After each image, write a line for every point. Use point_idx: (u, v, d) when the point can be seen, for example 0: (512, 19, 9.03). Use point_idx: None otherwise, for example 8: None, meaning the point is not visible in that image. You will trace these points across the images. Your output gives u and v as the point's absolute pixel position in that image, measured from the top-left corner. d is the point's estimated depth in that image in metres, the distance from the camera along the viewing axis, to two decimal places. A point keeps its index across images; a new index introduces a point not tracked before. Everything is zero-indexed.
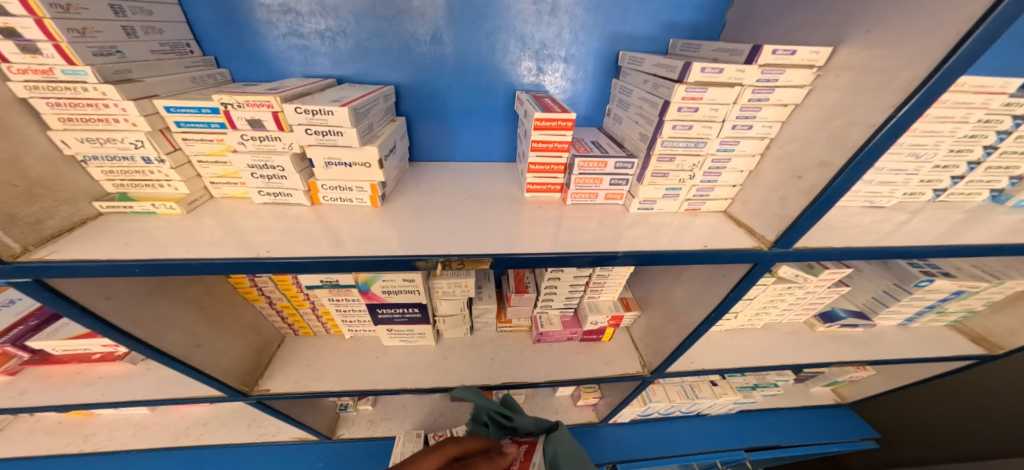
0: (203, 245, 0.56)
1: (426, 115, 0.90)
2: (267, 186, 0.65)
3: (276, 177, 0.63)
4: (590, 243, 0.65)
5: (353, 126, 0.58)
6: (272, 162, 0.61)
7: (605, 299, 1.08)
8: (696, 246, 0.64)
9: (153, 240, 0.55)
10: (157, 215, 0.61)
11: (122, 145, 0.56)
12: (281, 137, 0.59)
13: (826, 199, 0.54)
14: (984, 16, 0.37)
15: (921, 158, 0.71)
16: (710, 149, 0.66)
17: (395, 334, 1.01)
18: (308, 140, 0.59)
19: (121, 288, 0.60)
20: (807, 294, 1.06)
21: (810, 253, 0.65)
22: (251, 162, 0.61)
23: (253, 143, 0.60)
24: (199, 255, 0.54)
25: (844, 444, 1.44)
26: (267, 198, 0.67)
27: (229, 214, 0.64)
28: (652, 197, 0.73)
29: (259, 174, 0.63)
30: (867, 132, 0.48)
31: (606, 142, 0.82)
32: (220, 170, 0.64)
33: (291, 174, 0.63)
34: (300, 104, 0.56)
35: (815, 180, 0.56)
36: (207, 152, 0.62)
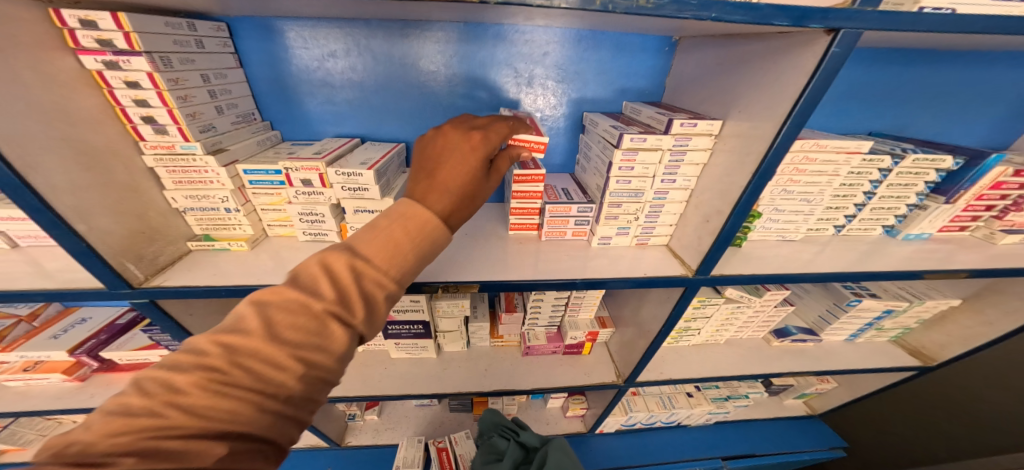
0: (266, 274, 0.76)
1: None
2: (309, 228, 0.85)
3: (318, 221, 0.84)
4: (556, 272, 0.84)
5: (376, 184, 0.78)
6: (318, 210, 0.82)
7: (583, 317, 1.25)
8: (638, 274, 0.83)
9: (231, 271, 0.76)
10: (232, 251, 0.82)
11: (213, 200, 0.77)
12: (324, 192, 0.79)
13: (724, 236, 0.74)
14: (785, 119, 0.59)
15: (811, 202, 0.90)
16: (647, 197, 0.85)
17: (402, 347, 1.18)
18: (343, 194, 0.79)
19: (200, 306, 0.82)
20: (757, 313, 1.21)
21: (727, 279, 0.83)
22: (301, 210, 0.81)
23: (304, 197, 0.79)
24: (265, 281, 0.74)
25: (814, 454, 1.54)
26: (309, 238, 0.86)
27: (281, 250, 0.84)
28: (608, 235, 0.92)
29: (305, 219, 0.83)
30: (739, 190, 0.69)
31: (573, 190, 1.02)
32: (276, 215, 0.84)
33: (328, 219, 0.83)
34: (339, 168, 0.76)
35: (716, 224, 0.76)
36: (269, 202, 0.82)
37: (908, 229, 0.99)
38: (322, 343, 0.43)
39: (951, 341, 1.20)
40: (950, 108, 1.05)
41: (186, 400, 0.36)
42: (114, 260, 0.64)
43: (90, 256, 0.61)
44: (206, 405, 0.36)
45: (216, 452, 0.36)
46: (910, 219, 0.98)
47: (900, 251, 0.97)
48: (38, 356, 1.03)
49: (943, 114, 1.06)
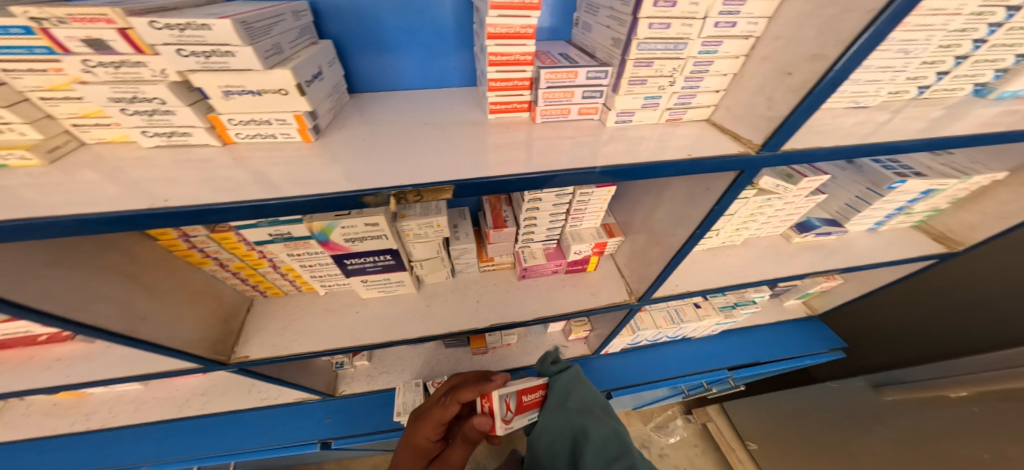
0: (90, 200, 0.46)
1: (362, 41, 0.77)
2: (151, 125, 0.54)
3: (159, 113, 0.53)
4: (565, 165, 0.58)
5: (246, 43, 0.48)
6: (144, 94, 0.50)
7: (587, 227, 1.04)
8: (676, 157, 0.59)
9: (20, 199, 0.45)
10: (8, 168, 0.51)
11: None
12: (144, 62, 0.48)
13: (821, 93, 0.47)
14: None
15: (909, 52, 0.66)
16: (691, 51, 0.58)
17: (372, 286, 0.96)
18: (187, 64, 0.49)
19: (14, 260, 0.51)
20: (785, 205, 0.97)
21: (797, 156, 0.58)
22: (113, 95, 0.50)
23: (105, 70, 0.48)
24: (82, 210, 0.44)
25: (814, 357, 1.56)
26: (159, 140, 0.57)
27: (121, 165, 0.54)
28: (630, 108, 0.64)
29: (132, 110, 0.52)
30: (864, 19, 0.41)
31: (575, 54, 0.72)
32: (77, 108, 0.53)
33: (177, 107, 0.52)
34: (155, 16, 0.44)
35: (806, 75, 0.48)
36: (47, 86, 0.50)
37: (1004, 87, 0.80)
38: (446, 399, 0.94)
39: (985, 221, 1.06)
40: None
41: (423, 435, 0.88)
42: None
43: None
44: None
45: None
46: (1012, 73, 0.78)
47: (977, 114, 0.77)
48: None
49: None
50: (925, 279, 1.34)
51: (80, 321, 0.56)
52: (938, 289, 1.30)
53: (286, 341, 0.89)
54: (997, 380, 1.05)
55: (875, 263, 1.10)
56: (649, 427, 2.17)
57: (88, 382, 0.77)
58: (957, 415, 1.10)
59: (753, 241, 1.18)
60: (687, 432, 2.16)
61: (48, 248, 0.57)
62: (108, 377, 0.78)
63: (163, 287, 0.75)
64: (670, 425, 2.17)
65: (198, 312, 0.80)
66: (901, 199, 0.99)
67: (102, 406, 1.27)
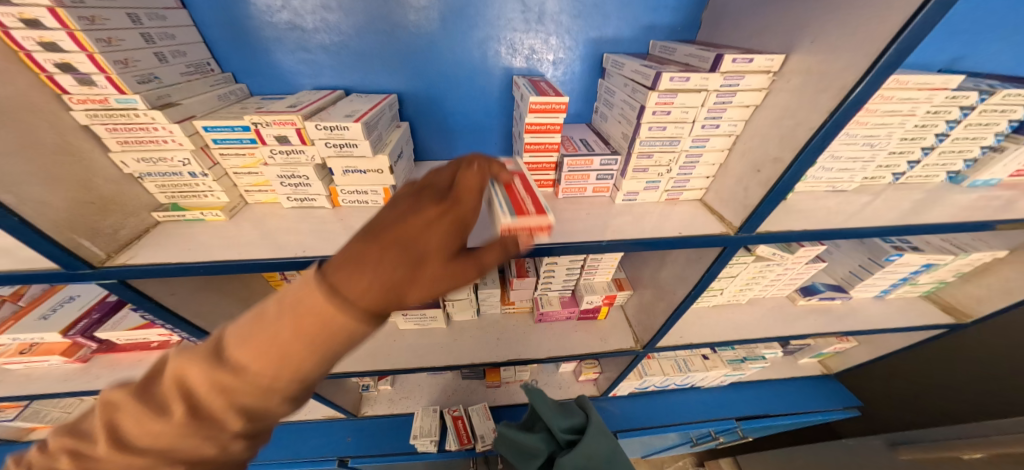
0: (245, 247, 0.67)
1: (426, 120, 0.99)
2: (294, 193, 0.75)
3: (302, 185, 0.74)
4: (578, 235, 0.73)
5: (366, 139, 0.68)
6: (299, 172, 0.71)
7: (599, 280, 1.17)
8: (671, 233, 0.73)
9: (204, 245, 0.66)
10: (206, 221, 0.72)
11: (171, 163, 0.66)
12: (304, 150, 0.69)
13: (780, 189, 0.61)
14: (898, 35, 0.43)
15: (875, 146, 0.79)
16: (684, 146, 0.74)
17: (411, 319, 1.11)
18: (327, 152, 0.69)
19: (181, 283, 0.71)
20: (787, 269, 1.05)
21: (775, 236, 0.71)
22: (280, 174, 0.71)
23: (281, 156, 0.69)
24: (244, 256, 0.64)
25: (825, 413, 1.50)
26: (295, 203, 0.77)
27: (265, 221, 0.75)
28: (634, 190, 0.80)
29: (287, 183, 0.73)
30: (808, 133, 0.56)
31: (593, 140, 0.90)
32: (253, 180, 0.75)
33: (314, 182, 0.73)
34: (319, 121, 0.65)
35: (771, 173, 0.63)
36: (241, 165, 0.72)
37: (975, 176, 0.90)
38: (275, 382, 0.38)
39: (990, 296, 1.09)
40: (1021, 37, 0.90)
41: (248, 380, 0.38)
42: (60, 236, 0.54)
43: (39, 240, 0.52)
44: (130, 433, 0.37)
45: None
46: (981, 163, 0.89)
47: (955, 200, 0.87)
48: (31, 338, 0.92)
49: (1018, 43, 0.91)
50: (952, 340, 1.31)
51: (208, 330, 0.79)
52: (952, 352, 1.31)
53: (335, 360, 1.04)
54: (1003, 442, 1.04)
55: (879, 328, 1.15)
56: None
57: None
58: None
59: (759, 300, 1.25)
60: None
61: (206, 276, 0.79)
62: None
63: None
64: None
65: None
66: (902, 270, 1.05)
67: None
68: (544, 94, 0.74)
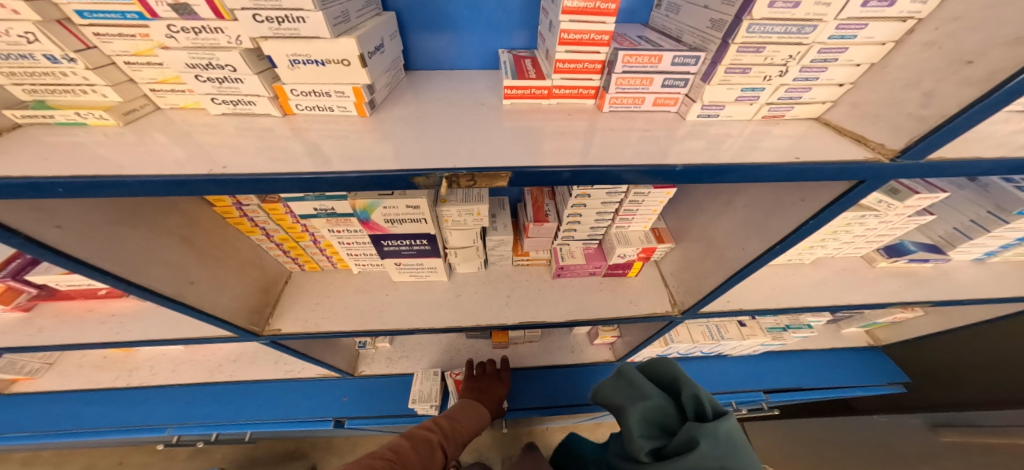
0: (144, 161, 0.44)
1: (422, 15, 0.72)
2: (220, 92, 0.52)
3: (229, 81, 0.50)
4: (630, 160, 0.51)
5: (318, 9, 0.44)
6: (218, 60, 0.47)
7: (635, 230, 0.96)
8: (777, 158, 0.49)
9: (85, 157, 0.44)
10: (88, 127, 0.50)
11: (10, 39, 0.43)
12: (222, 28, 0.45)
13: (1013, 90, 0.35)
14: None
15: None
16: (818, 37, 0.46)
17: (405, 269, 0.93)
18: (260, 31, 0.45)
19: (67, 213, 0.49)
20: (880, 224, 0.83)
21: (943, 166, 0.47)
22: (190, 61, 0.47)
23: (186, 36, 0.45)
24: (136, 171, 0.42)
25: (867, 388, 1.39)
26: (226, 108, 0.54)
27: (188, 129, 0.52)
28: (720, 101, 0.54)
29: (205, 77, 0.49)
30: None
31: (656, 37, 0.63)
32: (157, 74, 0.51)
33: (246, 76, 0.49)
34: None
35: (995, 64, 0.36)
36: (133, 51, 0.48)
37: None
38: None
39: None
40: None
41: None
42: None
43: None
44: None
45: None
46: None
47: None
48: None
49: None
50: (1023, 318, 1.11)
51: (135, 280, 0.57)
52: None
53: (316, 318, 0.88)
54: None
55: (974, 298, 0.94)
56: None
57: (142, 340, 0.80)
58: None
59: (826, 260, 1.05)
60: None
61: (121, 205, 0.57)
62: (156, 336, 0.81)
63: (215, 252, 0.76)
64: None
65: (242, 279, 0.81)
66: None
67: (144, 364, 1.37)
68: None
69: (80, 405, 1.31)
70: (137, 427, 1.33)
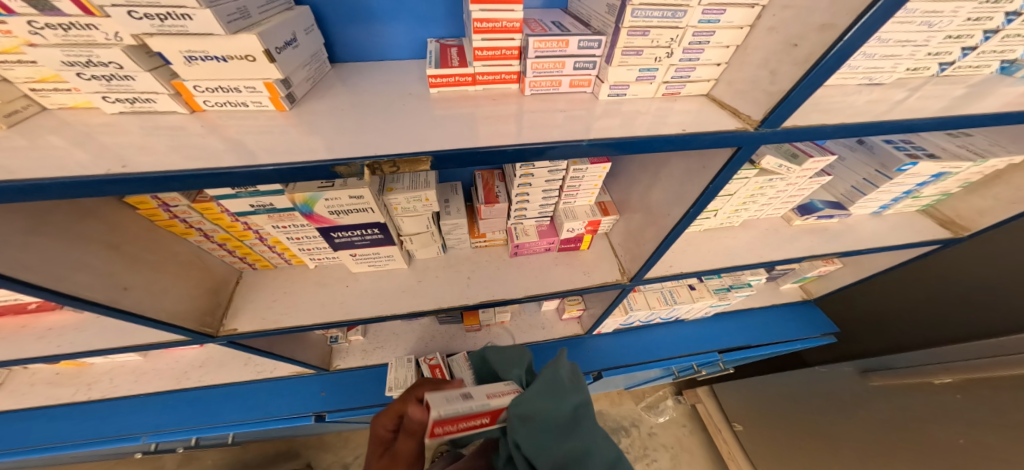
0: (46, 164, 0.44)
1: (349, 9, 0.72)
2: (111, 90, 0.51)
3: (117, 78, 0.49)
4: (544, 137, 0.55)
5: (205, 6, 0.44)
6: (99, 57, 0.47)
7: (581, 205, 1.02)
8: (670, 131, 0.56)
9: None
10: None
11: None
12: (95, 24, 0.44)
13: (830, 62, 0.43)
14: None
15: (934, 26, 0.59)
16: (690, 21, 0.53)
17: (362, 260, 0.95)
18: (143, 28, 0.45)
19: None
20: (789, 186, 0.95)
21: (798, 132, 0.55)
22: (66, 59, 0.46)
23: (54, 33, 0.44)
24: (37, 175, 0.42)
25: (807, 341, 1.54)
26: (122, 106, 0.53)
27: (87, 131, 0.51)
28: (624, 81, 0.61)
29: (89, 75, 0.48)
30: None
31: (569, 22, 0.67)
32: (34, 73, 0.49)
33: (136, 73, 0.49)
34: None
35: (814, 46, 0.45)
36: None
37: None
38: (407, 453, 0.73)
39: (995, 206, 1.00)
40: None
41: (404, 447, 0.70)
42: None
43: None
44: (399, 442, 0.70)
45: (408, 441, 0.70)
46: None
47: (1006, 93, 0.68)
48: None
49: None
50: (943, 260, 1.25)
51: (58, 288, 0.55)
52: (929, 274, 1.29)
53: (274, 314, 0.89)
54: (979, 367, 1.05)
55: (875, 246, 1.07)
56: (640, 407, 2.24)
57: (84, 351, 0.78)
58: (944, 402, 1.11)
59: (753, 223, 1.15)
60: (676, 413, 2.24)
61: (23, 213, 0.54)
62: (99, 347, 0.79)
63: (147, 257, 0.74)
64: (660, 405, 2.25)
65: (184, 282, 0.80)
66: (910, 182, 0.96)
67: (102, 377, 1.33)
68: None
69: (38, 424, 1.27)
70: (108, 438, 1.31)
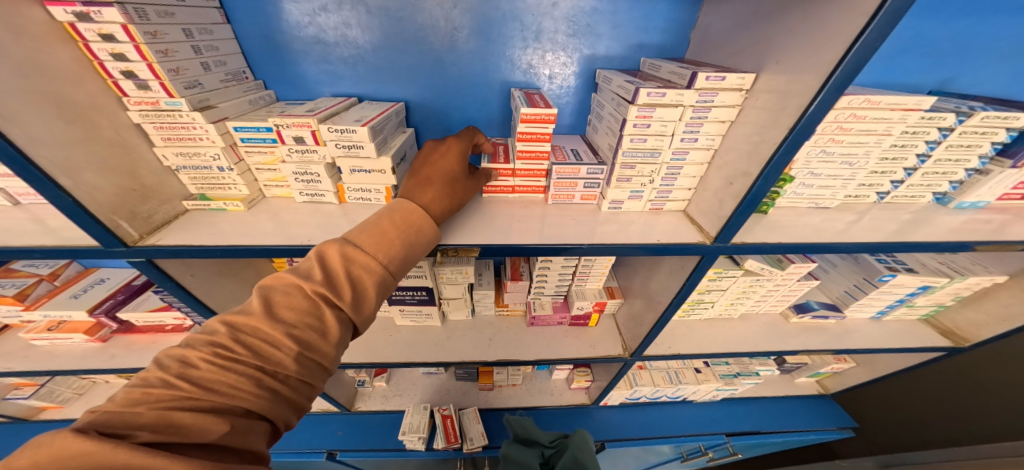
0: (254, 235, 0.72)
1: (432, 126, 1.06)
2: (306, 188, 0.81)
3: (314, 181, 0.80)
4: (562, 239, 0.77)
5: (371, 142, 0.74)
6: (313, 170, 0.78)
7: (591, 287, 1.20)
8: (651, 240, 0.76)
9: (218, 231, 0.72)
10: (228, 211, 0.79)
11: (204, 158, 0.73)
12: (318, 150, 0.75)
13: (749, 202, 0.64)
14: (856, 41, 0.45)
15: (854, 165, 0.77)
16: (664, 158, 0.77)
17: (407, 314, 1.16)
18: (337, 152, 0.75)
19: (202, 268, 0.77)
20: (778, 287, 1.10)
21: (751, 247, 0.74)
22: (295, 170, 0.78)
23: (298, 155, 0.76)
24: (251, 243, 0.69)
25: (820, 433, 1.49)
26: (306, 198, 0.83)
27: (276, 213, 0.80)
28: (619, 198, 0.84)
29: (301, 179, 0.79)
30: (771, 148, 0.59)
31: (583, 150, 0.94)
32: (272, 175, 0.81)
33: (324, 179, 0.79)
34: (332, 124, 0.71)
35: (741, 187, 0.66)
36: (263, 162, 0.78)
37: (962, 198, 0.85)
38: (317, 323, 0.50)
39: (989, 321, 1.07)
40: (979, 58, 0.88)
41: (196, 374, 0.42)
42: (106, 218, 0.62)
43: (84, 217, 0.58)
44: (217, 383, 0.43)
45: (217, 429, 0.39)
46: (967, 185, 0.83)
47: (947, 221, 0.83)
48: (60, 315, 1.00)
49: (1001, 59, 0.88)
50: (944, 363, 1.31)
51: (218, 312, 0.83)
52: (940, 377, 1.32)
53: None
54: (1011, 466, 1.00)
55: (871, 347, 1.14)
56: None
57: None
58: None
59: (753, 316, 1.27)
60: None
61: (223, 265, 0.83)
62: None
63: None
64: None
65: None
66: (898, 290, 1.07)
67: None
68: (535, 105, 0.79)
69: None
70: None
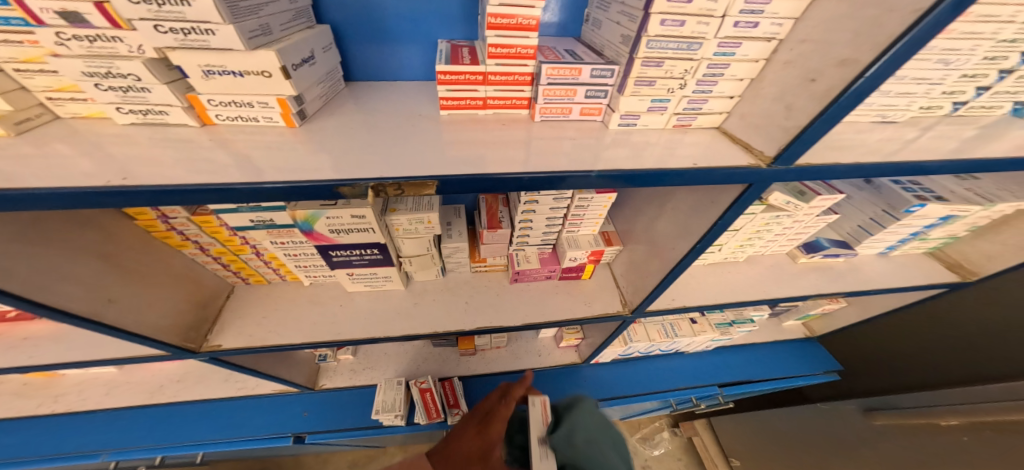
0: (43, 171, 0.42)
1: (364, 27, 0.73)
2: (125, 101, 0.50)
3: (134, 90, 0.49)
4: (557, 167, 0.54)
5: (227, 22, 0.44)
6: (119, 69, 0.46)
7: (584, 234, 1.01)
8: (682, 165, 0.55)
9: None
10: None
11: None
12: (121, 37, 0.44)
13: (846, 101, 0.42)
14: None
15: (951, 64, 0.58)
16: (705, 52, 0.53)
17: (358, 280, 0.93)
18: (166, 41, 0.45)
19: None
20: (795, 224, 0.96)
21: (812, 170, 0.55)
22: (86, 70, 0.46)
23: (79, 44, 0.44)
24: (33, 184, 0.40)
25: (809, 378, 1.49)
26: (134, 118, 0.53)
27: (102, 140, 0.50)
28: (635, 111, 0.60)
29: (106, 86, 0.48)
30: (908, 19, 0.36)
31: (582, 51, 0.68)
32: (52, 82, 0.49)
33: (153, 86, 0.48)
34: None
35: (833, 81, 0.44)
36: (22, 58, 0.46)
37: None
38: None
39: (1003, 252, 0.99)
40: None
41: None
42: None
43: None
44: None
45: None
46: None
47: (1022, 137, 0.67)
48: None
49: None
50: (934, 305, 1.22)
51: (41, 300, 0.53)
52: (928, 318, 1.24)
53: (264, 331, 0.85)
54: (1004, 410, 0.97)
55: (881, 287, 1.06)
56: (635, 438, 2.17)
57: (55, 364, 0.74)
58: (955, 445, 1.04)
59: (757, 258, 1.14)
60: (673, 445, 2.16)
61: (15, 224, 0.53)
62: (73, 360, 0.74)
63: (138, 268, 0.72)
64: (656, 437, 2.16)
65: (171, 293, 0.77)
66: (917, 224, 0.96)
67: (72, 388, 1.26)
68: None
69: None
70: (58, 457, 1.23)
